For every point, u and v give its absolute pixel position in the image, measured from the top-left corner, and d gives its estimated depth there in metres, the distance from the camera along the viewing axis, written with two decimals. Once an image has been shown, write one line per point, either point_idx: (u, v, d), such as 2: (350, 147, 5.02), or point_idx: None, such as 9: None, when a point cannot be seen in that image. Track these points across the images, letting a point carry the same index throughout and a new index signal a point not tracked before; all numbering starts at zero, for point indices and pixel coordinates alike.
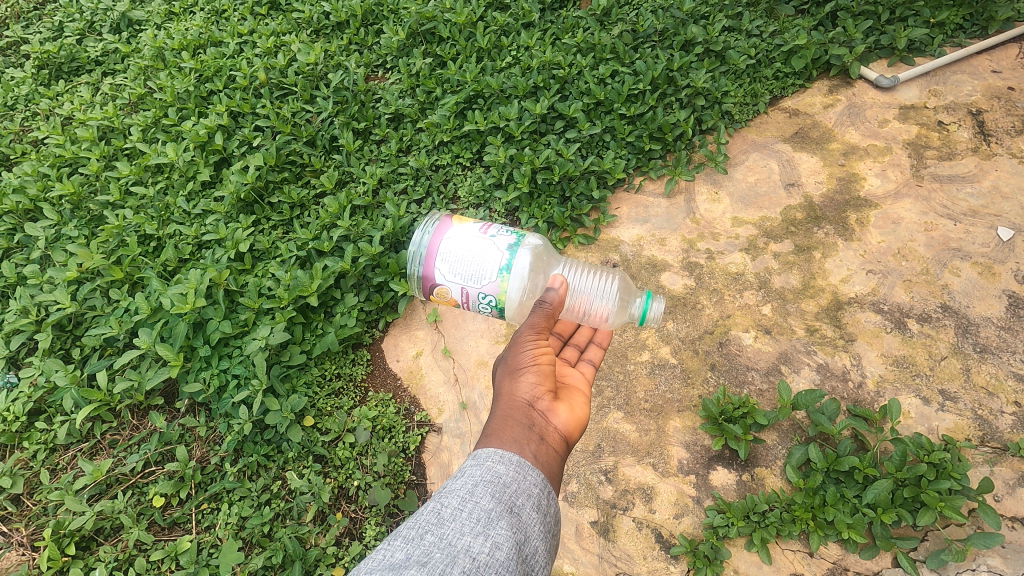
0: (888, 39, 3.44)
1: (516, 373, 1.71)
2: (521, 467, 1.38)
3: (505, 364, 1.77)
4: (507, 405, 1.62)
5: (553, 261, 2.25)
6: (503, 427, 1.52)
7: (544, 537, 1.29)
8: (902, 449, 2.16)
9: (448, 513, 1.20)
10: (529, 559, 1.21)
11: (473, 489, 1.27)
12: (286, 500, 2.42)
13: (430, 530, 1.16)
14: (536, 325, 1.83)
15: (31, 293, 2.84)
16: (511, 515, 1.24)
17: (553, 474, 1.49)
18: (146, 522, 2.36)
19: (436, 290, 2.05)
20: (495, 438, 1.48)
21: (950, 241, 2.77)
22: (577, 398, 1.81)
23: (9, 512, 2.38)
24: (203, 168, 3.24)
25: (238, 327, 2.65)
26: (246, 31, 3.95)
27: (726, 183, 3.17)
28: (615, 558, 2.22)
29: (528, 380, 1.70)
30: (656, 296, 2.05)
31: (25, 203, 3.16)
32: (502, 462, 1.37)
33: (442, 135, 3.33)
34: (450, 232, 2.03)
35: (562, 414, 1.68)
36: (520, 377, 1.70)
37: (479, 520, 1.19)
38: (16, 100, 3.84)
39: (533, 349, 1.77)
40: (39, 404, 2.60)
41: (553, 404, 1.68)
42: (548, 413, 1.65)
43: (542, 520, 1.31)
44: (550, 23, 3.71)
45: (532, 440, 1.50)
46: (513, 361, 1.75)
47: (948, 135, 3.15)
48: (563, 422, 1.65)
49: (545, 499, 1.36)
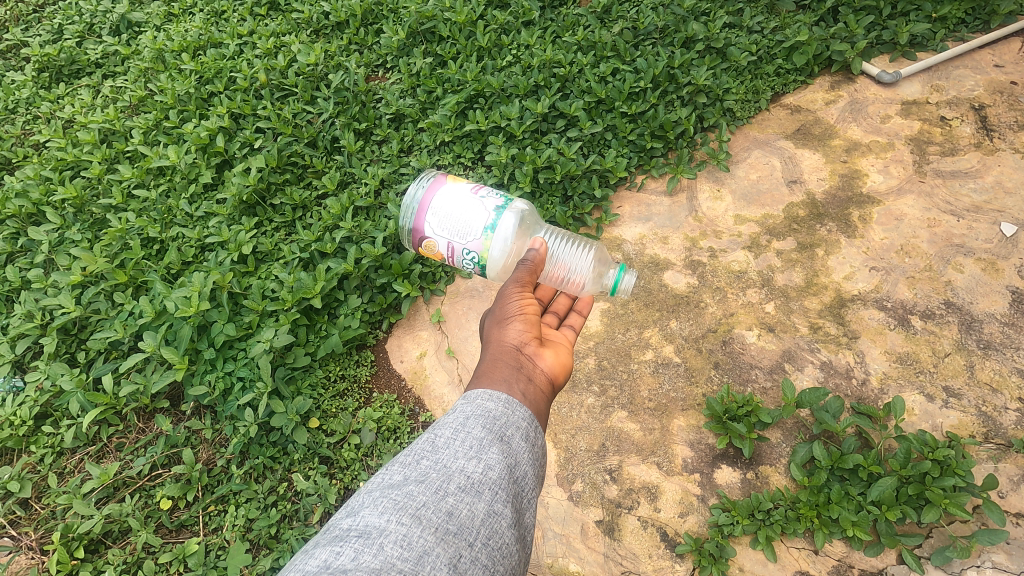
0: (889, 34, 3.42)
1: (504, 322, 1.73)
2: (509, 403, 1.37)
3: (493, 316, 1.78)
4: (496, 350, 1.64)
5: (536, 226, 2.26)
6: (492, 369, 1.53)
7: (534, 463, 1.31)
8: (906, 446, 2.16)
9: (442, 441, 1.23)
10: (521, 481, 1.24)
11: (464, 421, 1.29)
12: (292, 501, 2.43)
13: (425, 455, 1.19)
14: (521, 280, 1.86)
15: (35, 297, 2.85)
16: (502, 443, 1.26)
17: (540, 412, 1.49)
18: (155, 525, 2.37)
19: (424, 243, 2.03)
20: (485, 379, 1.48)
21: (953, 237, 2.77)
22: (563, 347, 1.82)
23: (18, 516, 2.40)
24: (205, 170, 3.24)
25: (243, 330, 2.66)
26: (246, 32, 3.95)
27: (728, 181, 3.17)
28: (621, 556, 2.22)
29: (516, 328, 1.71)
30: (629, 269, 2.07)
31: (28, 207, 3.17)
32: (491, 399, 1.36)
33: (443, 135, 3.32)
34: (442, 189, 2.00)
35: (549, 359, 1.69)
36: (508, 325, 1.72)
37: (472, 446, 1.22)
38: (17, 103, 3.84)
39: (519, 301, 1.79)
40: (46, 407, 2.62)
41: (540, 349, 1.69)
42: (535, 357, 1.66)
43: (532, 448, 1.32)
44: (550, 21, 3.71)
45: (520, 380, 1.50)
46: (501, 311, 1.77)
47: (951, 130, 3.15)
48: (549, 366, 1.66)
49: (534, 432, 1.37)
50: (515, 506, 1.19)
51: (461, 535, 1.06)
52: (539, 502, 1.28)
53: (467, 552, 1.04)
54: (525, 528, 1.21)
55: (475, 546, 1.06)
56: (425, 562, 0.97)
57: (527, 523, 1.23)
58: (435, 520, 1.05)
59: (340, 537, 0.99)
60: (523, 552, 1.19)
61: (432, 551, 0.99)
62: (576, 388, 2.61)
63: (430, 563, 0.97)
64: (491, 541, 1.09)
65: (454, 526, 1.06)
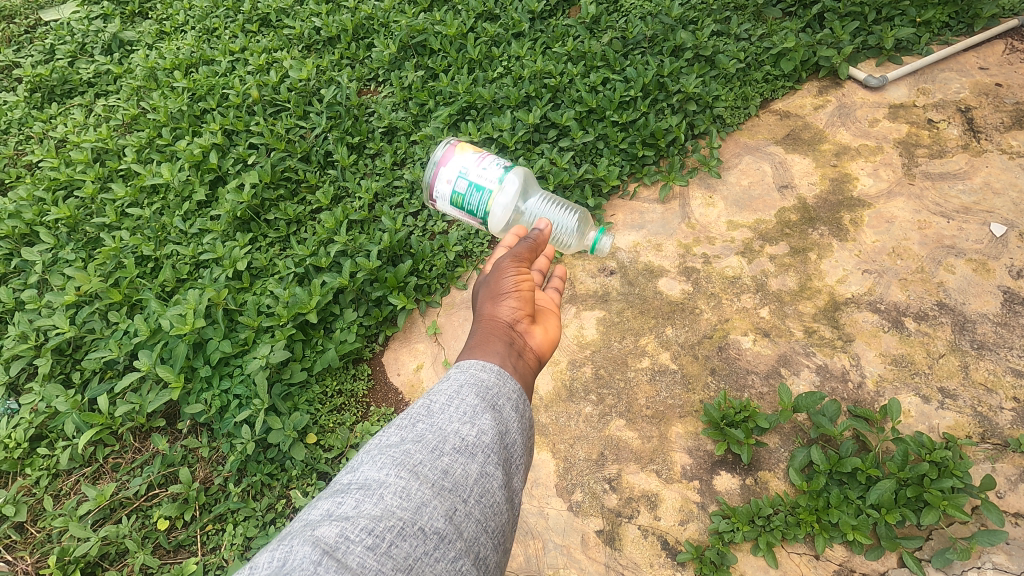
0: (875, 39, 3.47)
1: (498, 296, 1.66)
2: (502, 376, 1.34)
3: (487, 287, 1.71)
4: (488, 322, 1.59)
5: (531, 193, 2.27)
6: (485, 343, 1.48)
7: (526, 430, 1.28)
8: (903, 449, 2.18)
9: (438, 405, 1.21)
10: (513, 446, 1.22)
11: (459, 387, 1.27)
12: (291, 518, 2.41)
13: (422, 417, 1.18)
14: (519, 254, 1.78)
15: (29, 318, 2.83)
16: (496, 409, 1.24)
17: (527, 386, 1.47)
18: (152, 546, 2.35)
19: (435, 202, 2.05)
20: (478, 352, 1.44)
21: (944, 239, 2.79)
22: (552, 320, 1.77)
23: (13, 540, 2.36)
24: (199, 188, 3.25)
25: (238, 346, 2.65)
26: (237, 48, 3.97)
27: (720, 187, 3.19)
28: (622, 566, 2.21)
29: (510, 301, 1.65)
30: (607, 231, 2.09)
31: (22, 227, 3.15)
32: (485, 369, 1.32)
33: (436, 148, 3.35)
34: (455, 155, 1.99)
35: (540, 336, 1.65)
36: (502, 299, 1.65)
37: (467, 411, 1.20)
38: (10, 124, 3.82)
39: (516, 276, 1.69)
40: (40, 429, 2.59)
41: (531, 325, 1.65)
42: (526, 334, 1.62)
43: (525, 416, 1.30)
44: (540, 32, 3.77)
45: (511, 355, 1.47)
46: (496, 284, 1.68)
47: (938, 132, 3.18)
48: (539, 343, 1.63)
49: (525, 403, 1.34)
50: (508, 470, 1.17)
51: (457, 491, 1.06)
52: (529, 467, 1.27)
53: (462, 506, 1.05)
54: (516, 489, 1.20)
55: (469, 502, 1.06)
56: (423, 513, 0.99)
57: (519, 485, 1.22)
58: (432, 476, 1.06)
59: (342, 489, 1.02)
60: (514, 512, 1.18)
61: (429, 503, 1.01)
62: (573, 398, 2.61)
63: (428, 514, 1.00)
64: (484, 499, 1.09)
65: (450, 483, 1.06)
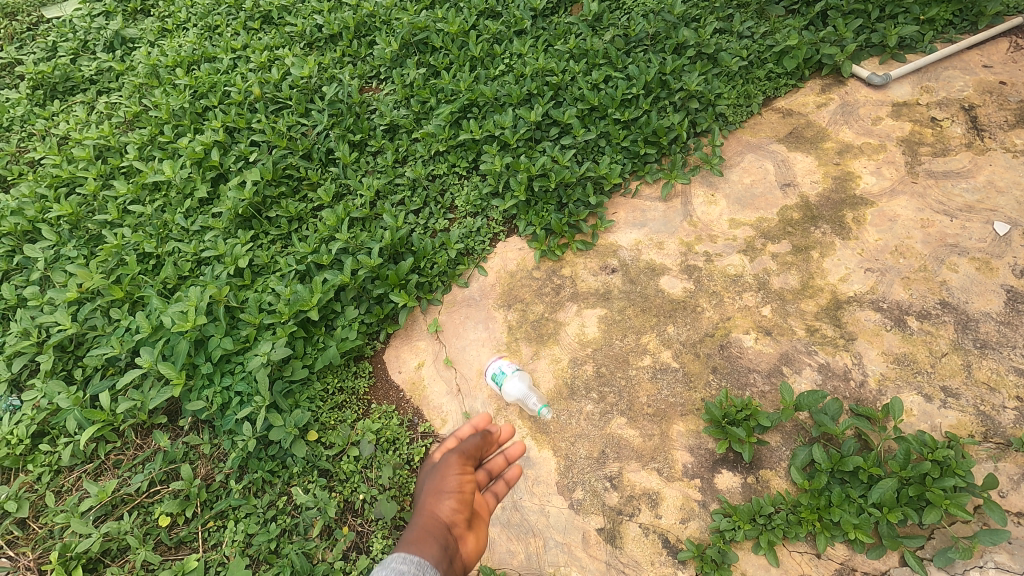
0: (879, 36, 3.46)
1: (438, 494, 1.76)
2: (422, 567, 1.49)
3: (430, 485, 1.81)
4: (426, 519, 1.69)
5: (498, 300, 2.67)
6: (419, 540, 1.60)
7: None
8: (906, 447, 2.17)
9: None
10: None
11: None
12: (292, 516, 2.41)
13: None
14: (464, 453, 1.88)
15: (31, 315, 2.83)
16: None
17: None
18: (153, 542, 2.34)
19: None
20: (411, 546, 1.58)
21: (947, 237, 2.78)
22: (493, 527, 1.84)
23: (15, 536, 2.35)
24: (201, 185, 3.25)
25: (240, 343, 2.65)
26: (239, 45, 3.97)
27: (722, 185, 3.18)
28: (623, 564, 2.21)
29: (449, 501, 1.75)
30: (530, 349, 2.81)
31: (24, 224, 3.16)
32: (405, 561, 1.49)
33: (438, 145, 3.35)
34: None
35: (471, 544, 1.72)
36: (442, 497, 1.76)
37: None
38: (12, 121, 3.82)
39: (459, 477, 1.81)
40: (42, 426, 2.60)
41: (466, 531, 1.73)
42: (459, 540, 1.70)
43: None
44: (542, 30, 3.76)
45: (442, 554, 1.58)
46: (438, 483, 1.80)
47: (941, 131, 3.17)
48: (471, 551, 1.70)
49: None
50: None
51: None
52: None
53: None
54: None
55: None
56: None
57: None
58: None
59: None
60: None
61: None
62: (574, 396, 2.61)
63: None
64: None
65: None
